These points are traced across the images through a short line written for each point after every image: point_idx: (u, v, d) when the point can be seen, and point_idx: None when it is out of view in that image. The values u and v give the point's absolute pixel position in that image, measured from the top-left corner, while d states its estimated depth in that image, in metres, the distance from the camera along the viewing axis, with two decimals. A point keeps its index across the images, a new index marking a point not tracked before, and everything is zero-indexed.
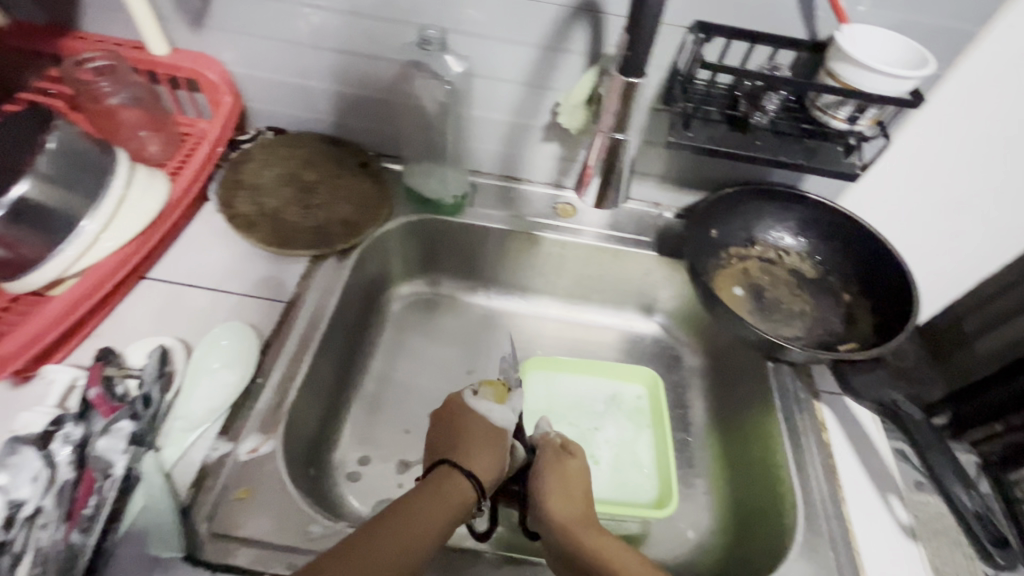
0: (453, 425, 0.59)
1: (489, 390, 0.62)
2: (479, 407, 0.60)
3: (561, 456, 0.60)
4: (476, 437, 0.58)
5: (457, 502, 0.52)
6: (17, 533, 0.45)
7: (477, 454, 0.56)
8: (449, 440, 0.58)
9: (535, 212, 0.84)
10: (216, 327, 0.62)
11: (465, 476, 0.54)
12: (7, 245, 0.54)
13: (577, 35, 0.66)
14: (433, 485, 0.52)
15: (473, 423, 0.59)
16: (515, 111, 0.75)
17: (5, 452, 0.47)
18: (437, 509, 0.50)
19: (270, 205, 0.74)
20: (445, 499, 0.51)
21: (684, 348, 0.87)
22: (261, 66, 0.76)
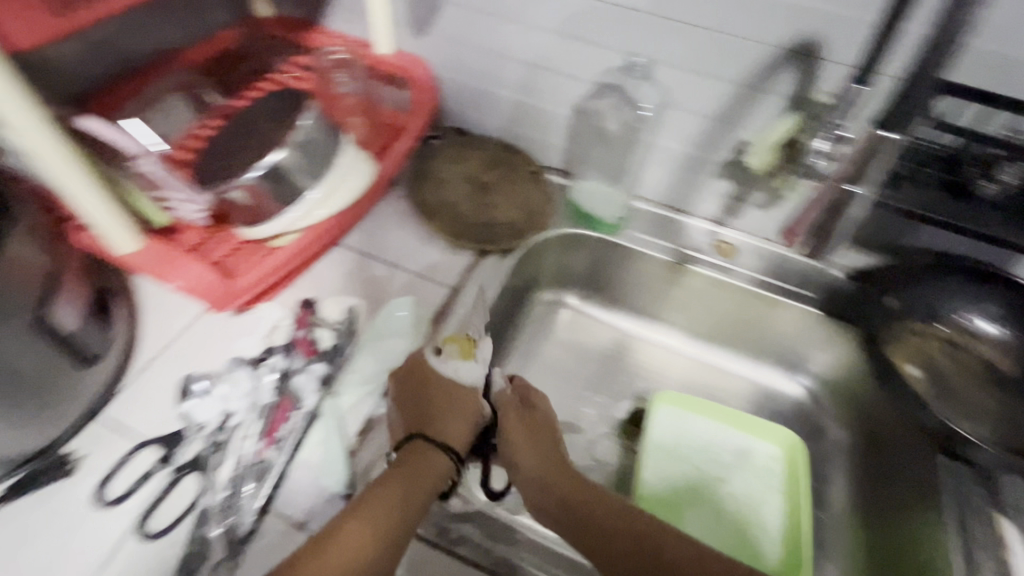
0: (421, 386, 0.57)
1: (453, 347, 0.59)
2: (445, 371, 0.57)
3: (522, 410, 0.60)
4: (441, 396, 0.56)
5: (428, 474, 0.51)
6: (228, 436, 0.55)
7: (445, 420, 0.55)
8: (417, 408, 0.56)
9: (692, 245, 0.83)
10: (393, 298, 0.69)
11: (440, 452, 0.53)
12: (256, 198, 0.64)
13: (784, 77, 0.64)
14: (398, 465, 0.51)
15: (445, 391, 0.56)
16: (696, 144, 0.75)
17: (229, 369, 0.60)
18: (400, 493, 0.48)
19: (449, 197, 0.82)
20: (415, 476, 0.50)
21: (828, 419, 0.80)
22: (465, 73, 0.83)
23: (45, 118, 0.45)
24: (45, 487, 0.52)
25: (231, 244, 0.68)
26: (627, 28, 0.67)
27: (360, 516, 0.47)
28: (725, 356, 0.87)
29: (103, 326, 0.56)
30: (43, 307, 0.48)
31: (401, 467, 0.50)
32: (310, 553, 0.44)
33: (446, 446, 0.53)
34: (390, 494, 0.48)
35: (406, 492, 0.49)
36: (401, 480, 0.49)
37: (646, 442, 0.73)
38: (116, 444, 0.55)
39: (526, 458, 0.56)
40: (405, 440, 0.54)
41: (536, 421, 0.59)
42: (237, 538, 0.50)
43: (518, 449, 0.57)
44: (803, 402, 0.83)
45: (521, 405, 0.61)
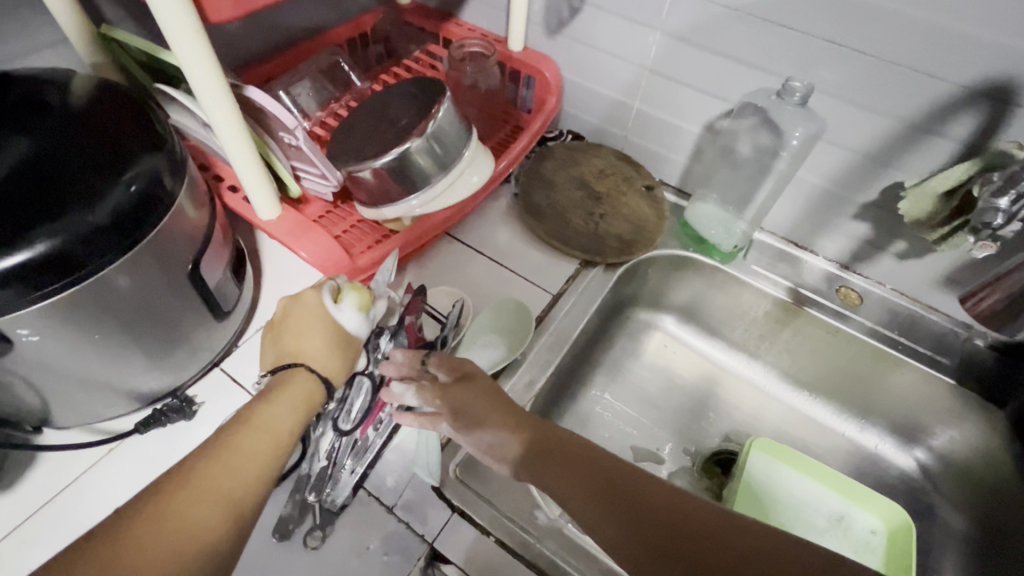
0: (307, 320, 0.55)
1: (351, 295, 0.56)
2: (339, 316, 0.55)
3: (444, 383, 0.52)
4: (321, 331, 0.54)
5: (308, 395, 0.52)
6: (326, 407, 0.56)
7: (321, 354, 0.54)
8: (292, 341, 0.54)
9: (811, 286, 0.77)
10: (495, 300, 0.70)
11: (315, 381, 0.53)
12: (384, 181, 0.66)
13: (962, 121, 0.58)
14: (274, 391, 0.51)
15: (295, 314, 0.55)
16: (839, 180, 0.69)
17: None
18: (274, 405, 0.50)
19: (560, 201, 0.81)
20: (290, 396, 0.51)
21: (942, 502, 0.72)
22: (595, 77, 0.82)
23: (223, 83, 0.48)
24: (172, 425, 0.57)
25: (350, 221, 0.71)
26: (784, 49, 0.63)
27: (249, 430, 0.48)
28: (828, 412, 0.80)
29: (238, 283, 0.60)
30: (198, 259, 0.52)
31: (269, 388, 0.51)
32: (202, 459, 0.45)
33: (315, 369, 0.53)
34: (269, 410, 0.49)
35: (288, 407, 0.51)
36: (280, 400, 0.50)
37: (736, 488, 0.69)
38: (235, 397, 0.59)
39: (503, 430, 0.49)
40: (277, 367, 0.54)
41: (476, 394, 0.51)
42: (333, 509, 0.52)
43: (476, 424, 0.49)
44: (914, 477, 0.75)
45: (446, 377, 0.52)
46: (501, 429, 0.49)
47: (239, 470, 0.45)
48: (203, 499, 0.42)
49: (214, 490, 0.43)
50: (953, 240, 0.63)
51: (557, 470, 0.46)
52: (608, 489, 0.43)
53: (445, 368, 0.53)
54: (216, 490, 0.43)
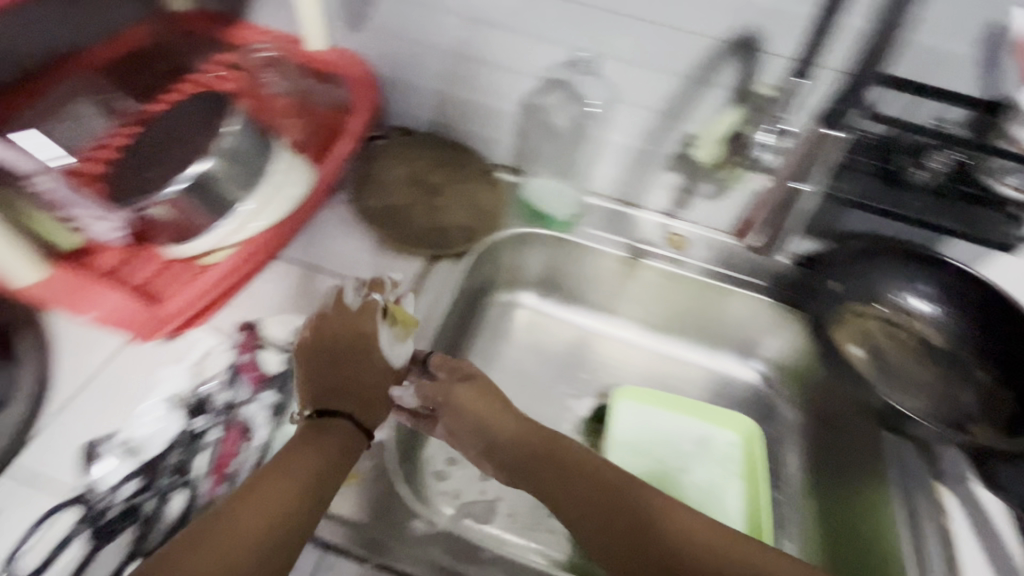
0: (355, 355, 0.54)
1: (398, 327, 0.58)
2: (385, 344, 0.56)
3: (451, 380, 0.60)
4: (374, 368, 0.54)
5: (344, 436, 0.49)
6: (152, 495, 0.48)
7: (367, 398, 0.53)
8: (337, 380, 0.53)
9: (645, 238, 0.83)
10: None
11: (358, 431, 0.51)
12: (182, 211, 0.59)
13: (726, 71, 0.65)
14: (309, 434, 0.48)
15: (354, 353, 0.54)
16: (645, 138, 0.74)
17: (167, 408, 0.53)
18: (310, 455, 0.46)
19: (397, 201, 0.79)
20: (323, 446, 0.47)
21: (782, 401, 0.83)
22: (407, 68, 0.80)
23: None
24: None
25: (155, 264, 0.62)
26: (568, 22, 0.66)
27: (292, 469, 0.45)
28: (683, 346, 0.88)
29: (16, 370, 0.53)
30: None
31: (311, 437, 0.48)
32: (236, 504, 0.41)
33: (354, 417, 0.51)
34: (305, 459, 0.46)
35: (326, 458, 0.47)
36: (319, 444, 0.47)
37: (609, 437, 0.74)
38: (36, 502, 0.50)
39: (496, 428, 0.57)
40: (316, 411, 0.50)
41: (470, 396, 0.58)
42: None
43: (464, 421, 0.58)
44: (757, 386, 0.85)
45: (450, 375, 0.60)
46: (493, 429, 0.56)
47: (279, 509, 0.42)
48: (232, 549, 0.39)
49: (237, 539, 0.39)
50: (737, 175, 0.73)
51: (539, 471, 0.54)
52: (608, 500, 0.50)
53: (458, 369, 0.60)
54: (245, 542, 0.40)
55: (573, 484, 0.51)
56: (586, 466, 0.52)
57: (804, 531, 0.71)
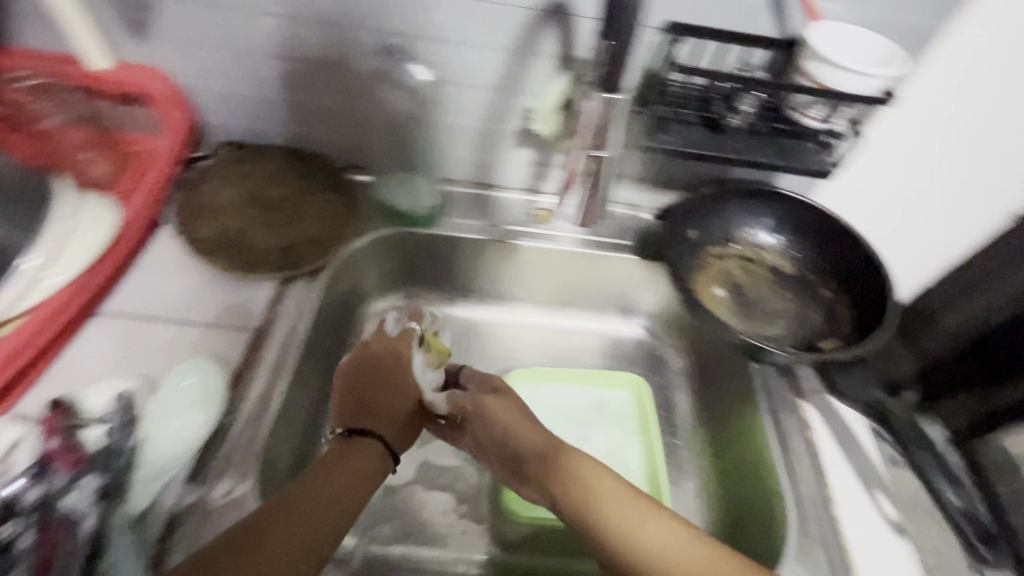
0: (380, 378, 0.61)
1: (433, 354, 0.68)
2: (416, 369, 0.65)
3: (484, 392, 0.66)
4: (387, 389, 0.61)
5: (374, 460, 0.54)
6: None
7: (394, 420, 0.60)
8: (369, 400, 0.59)
9: (510, 219, 0.81)
10: (178, 365, 0.58)
11: (378, 445, 0.56)
12: None
13: (546, 39, 0.64)
14: (347, 448, 0.54)
15: (397, 375, 0.63)
16: (487, 116, 0.73)
17: None
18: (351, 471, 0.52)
19: (234, 226, 0.72)
20: (358, 463, 0.53)
21: (668, 350, 0.87)
22: (218, 76, 0.72)
23: None
24: None
25: None
26: None
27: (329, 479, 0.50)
28: (572, 317, 0.89)
29: None
30: None
31: (350, 454, 0.53)
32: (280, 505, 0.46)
33: (380, 436, 0.57)
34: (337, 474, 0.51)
35: (357, 472, 0.52)
36: (352, 460, 0.53)
37: None
38: None
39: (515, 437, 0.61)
40: (347, 427, 0.56)
41: (500, 410, 0.63)
42: None
43: (490, 432, 0.63)
44: (645, 340, 0.88)
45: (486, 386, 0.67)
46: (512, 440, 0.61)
47: (315, 515, 0.47)
48: (275, 550, 0.44)
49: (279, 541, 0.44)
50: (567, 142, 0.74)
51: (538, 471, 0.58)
52: (607, 510, 0.52)
53: (496, 387, 0.66)
54: (282, 544, 0.44)
55: (589, 492, 0.54)
56: (574, 470, 0.56)
57: (698, 468, 0.75)
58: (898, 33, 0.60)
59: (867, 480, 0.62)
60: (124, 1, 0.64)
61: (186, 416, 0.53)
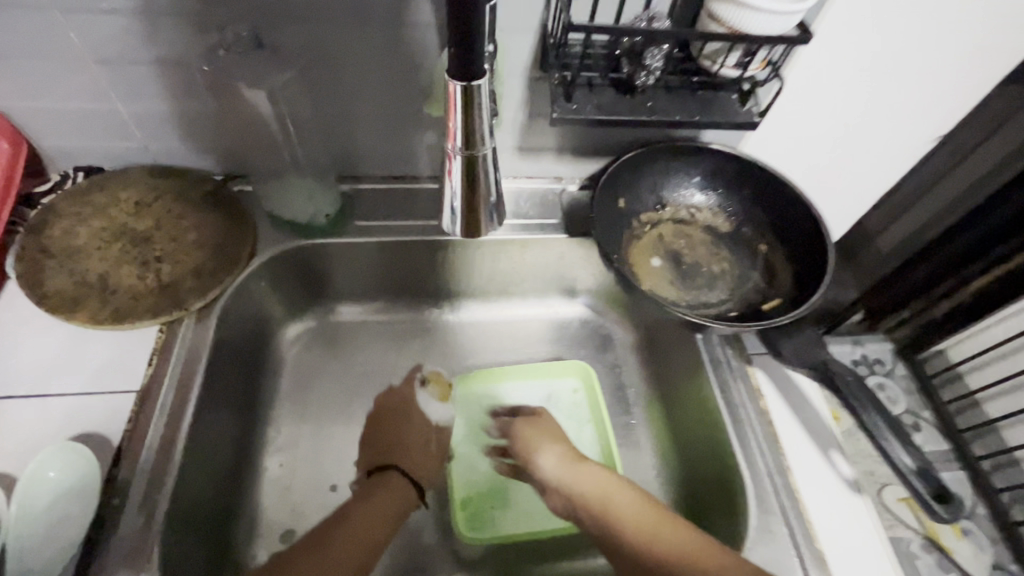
0: (400, 419, 0.63)
1: (436, 389, 0.67)
2: (424, 404, 0.64)
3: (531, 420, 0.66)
4: (408, 433, 0.62)
5: (403, 496, 0.56)
6: None
7: (422, 458, 0.61)
8: (386, 444, 0.61)
9: (425, 213, 0.73)
10: (38, 455, 0.48)
11: (406, 483, 0.58)
12: None
13: (422, 6, 0.55)
14: (371, 487, 0.56)
15: (412, 417, 0.64)
16: (376, 103, 0.64)
17: None
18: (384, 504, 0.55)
19: (94, 269, 0.60)
20: (389, 499, 0.55)
21: (614, 325, 0.83)
22: (41, 93, 0.60)
23: None
24: None
25: None
26: None
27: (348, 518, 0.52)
28: (513, 305, 0.83)
29: None
30: None
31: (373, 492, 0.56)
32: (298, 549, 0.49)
33: (406, 473, 0.59)
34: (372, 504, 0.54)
35: (384, 511, 0.54)
36: (377, 500, 0.55)
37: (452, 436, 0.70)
38: None
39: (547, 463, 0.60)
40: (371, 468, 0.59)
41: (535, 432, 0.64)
42: None
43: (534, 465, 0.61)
44: (590, 319, 0.84)
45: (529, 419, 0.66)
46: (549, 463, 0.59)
47: (332, 558, 0.48)
48: None
49: None
50: None
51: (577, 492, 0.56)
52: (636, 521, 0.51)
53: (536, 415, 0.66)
54: None
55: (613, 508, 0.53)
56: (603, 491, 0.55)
57: (657, 447, 0.73)
58: None
59: (820, 440, 0.60)
60: None
61: (57, 512, 0.47)
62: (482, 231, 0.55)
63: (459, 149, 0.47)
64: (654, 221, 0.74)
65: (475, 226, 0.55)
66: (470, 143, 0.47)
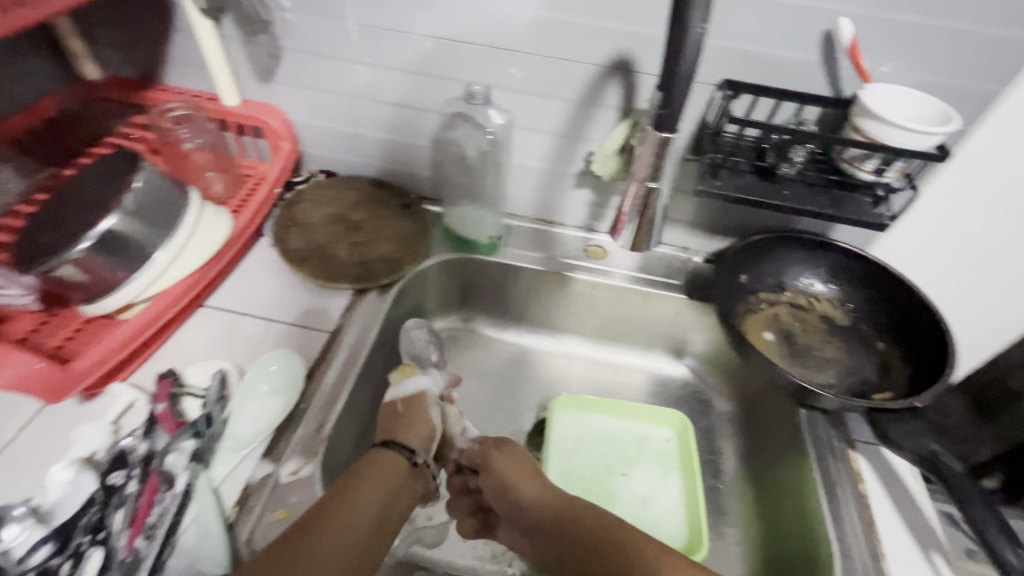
0: (399, 416, 0.66)
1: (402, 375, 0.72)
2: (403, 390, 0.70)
3: (491, 448, 0.68)
4: (410, 418, 0.66)
5: (399, 472, 0.59)
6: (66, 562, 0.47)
7: (410, 428, 0.65)
8: (397, 427, 0.65)
9: (566, 253, 0.87)
10: (266, 353, 0.67)
11: (398, 453, 0.61)
12: (88, 270, 0.59)
13: (610, 90, 0.71)
14: (375, 460, 0.59)
15: (404, 415, 0.67)
16: (551, 160, 0.80)
17: (72, 488, 0.51)
18: (377, 480, 0.56)
19: (320, 241, 0.80)
20: (385, 469, 0.58)
21: (713, 393, 0.87)
22: (323, 115, 0.84)
23: None
24: None
25: (74, 325, 0.63)
26: (465, 61, 0.72)
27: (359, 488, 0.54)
28: (619, 352, 0.91)
29: None
30: None
31: (375, 468, 0.57)
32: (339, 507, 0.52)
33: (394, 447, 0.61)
34: (366, 482, 0.55)
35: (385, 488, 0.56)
36: (375, 476, 0.57)
37: (550, 449, 0.76)
38: None
39: (518, 488, 0.64)
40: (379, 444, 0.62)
41: (506, 466, 0.66)
42: None
43: (496, 486, 0.65)
44: (690, 381, 0.89)
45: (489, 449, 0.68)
46: (517, 487, 0.64)
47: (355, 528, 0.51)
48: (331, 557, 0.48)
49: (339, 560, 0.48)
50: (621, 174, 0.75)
51: (562, 537, 0.61)
52: None
53: (494, 442, 0.69)
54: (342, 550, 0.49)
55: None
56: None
57: (741, 516, 0.74)
58: (954, 95, 0.62)
59: (923, 541, 0.61)
60: (256, 53, 0.78)
61: (266, 399, 0.62)
62: (645, 245, 0.65)
63: (644, 176, 0.59)
64: (771, 299, 0.80)
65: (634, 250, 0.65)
66: (653, 172, 0.58)
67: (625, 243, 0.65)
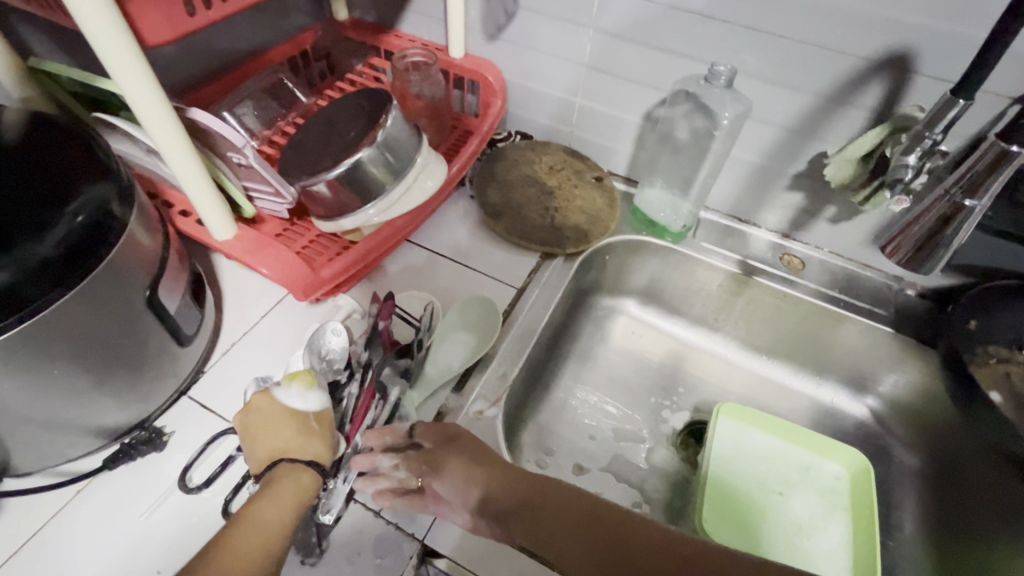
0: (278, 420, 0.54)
1: (297, 380, 0.54)
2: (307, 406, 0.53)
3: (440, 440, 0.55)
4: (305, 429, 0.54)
5: (303, 491, 0.51)
6: None
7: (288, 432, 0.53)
8: (269, 431, 0.54)
9: (757, 254, 0.81)
10: (471, 299, 0.71)
11: (301, 469, 0.52)
12: (337, 193, 0.66)
13: (871, 89, 0.64)
14: (271, 482, 0.51)
15: (304, 432, 0.54)
16: (768, 155, 0.75)
17: None
18: (273, 500, 0.50)
19: (515, 199, 0.83)
20: (294, 488, 0.51)
21: (895, 442, 0.78)
22: (537, 78, 0.85)
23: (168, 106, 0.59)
24: (142, 459, 0.56)
25: (308, 237, 0.72)
26: (706, 38, 0.68)
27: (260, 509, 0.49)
28: (788, 372, 0.85)
29: (198, 307, 0.60)
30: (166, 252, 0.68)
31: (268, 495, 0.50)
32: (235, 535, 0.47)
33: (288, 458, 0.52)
34: (264, 512, 0.49)
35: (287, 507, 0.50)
36: (269, 500, 0.50)
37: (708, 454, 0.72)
38: (212, 423, 0.59)
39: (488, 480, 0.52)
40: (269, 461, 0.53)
41: (459, 456, 0.54)
42: (327, 524, 0.53)
43: (456, 483, 0.53)
44: (868, 422, 0.80)
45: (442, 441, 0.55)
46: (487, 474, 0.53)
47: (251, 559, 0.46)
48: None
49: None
50: (876, 200, 0.65)
51: (552, 532, 0.48)
52: None
53: (443, 430, 0.56)
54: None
55: None
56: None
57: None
58: None
59: None
60: (492, 10, 0.81)
61: (460, 337, 0.68)
62: (925, 262, 0.59)
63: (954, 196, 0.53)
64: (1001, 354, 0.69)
65: (905, 265, 0.60)
66: None
67: (895, 258, 0.60)
